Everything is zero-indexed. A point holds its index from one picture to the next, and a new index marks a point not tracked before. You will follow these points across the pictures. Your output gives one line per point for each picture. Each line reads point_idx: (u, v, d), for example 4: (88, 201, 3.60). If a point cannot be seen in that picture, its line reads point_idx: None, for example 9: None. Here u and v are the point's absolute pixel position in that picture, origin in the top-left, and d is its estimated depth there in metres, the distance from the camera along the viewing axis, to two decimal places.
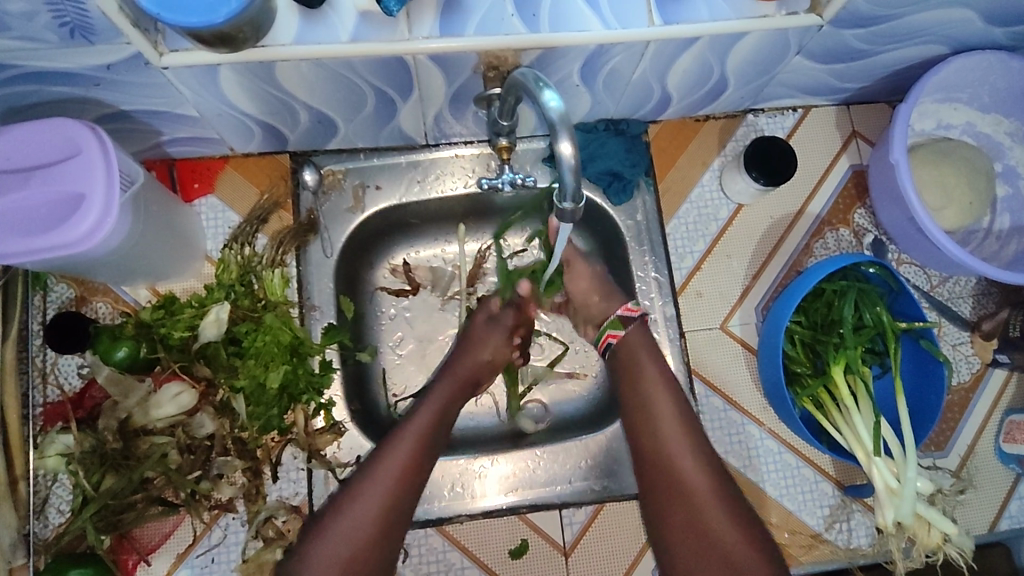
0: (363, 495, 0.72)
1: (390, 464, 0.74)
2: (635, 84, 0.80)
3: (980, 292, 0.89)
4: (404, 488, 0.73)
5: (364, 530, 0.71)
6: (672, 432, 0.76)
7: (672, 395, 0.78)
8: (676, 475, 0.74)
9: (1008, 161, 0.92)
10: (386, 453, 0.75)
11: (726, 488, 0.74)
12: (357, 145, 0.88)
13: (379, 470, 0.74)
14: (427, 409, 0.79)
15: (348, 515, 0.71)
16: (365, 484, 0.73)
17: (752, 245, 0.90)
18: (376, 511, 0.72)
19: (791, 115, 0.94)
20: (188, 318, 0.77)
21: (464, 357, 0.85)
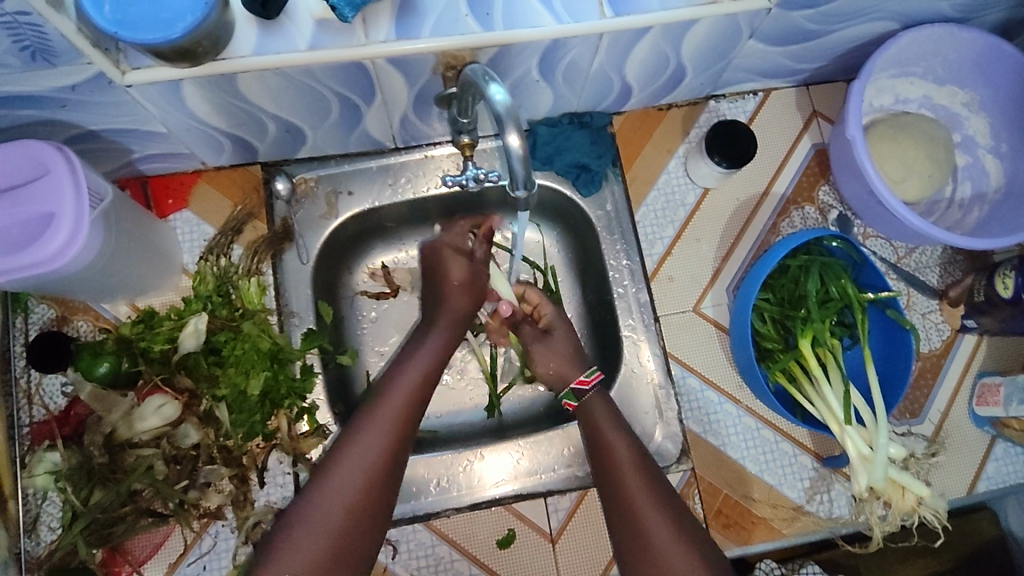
0: (340, 465, 0.68)
1: (372, 433, 0.70)
2: (594, 76, 0.82)
3: (947, 261, 0.91)
4: (392, 457, 0.70)
5: (336, 512, 0.65)
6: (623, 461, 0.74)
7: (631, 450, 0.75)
8: (643, 535, 0.69)
9: (966, 131, 0.94)
10: (369, 414, 0.72)
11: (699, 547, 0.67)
12: (328, 152, 0.90)
13: (358, 437, 0.70)
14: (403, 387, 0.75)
15: (330, 479, 0.67)
16: (351, 447, 0.69)
17: (721, 228, 0.91)
18: (354, 482, 0.67)
19: (752, 99, 0.96)
20: (167, 331, 0.78)
21: (447, 295, 0.85)
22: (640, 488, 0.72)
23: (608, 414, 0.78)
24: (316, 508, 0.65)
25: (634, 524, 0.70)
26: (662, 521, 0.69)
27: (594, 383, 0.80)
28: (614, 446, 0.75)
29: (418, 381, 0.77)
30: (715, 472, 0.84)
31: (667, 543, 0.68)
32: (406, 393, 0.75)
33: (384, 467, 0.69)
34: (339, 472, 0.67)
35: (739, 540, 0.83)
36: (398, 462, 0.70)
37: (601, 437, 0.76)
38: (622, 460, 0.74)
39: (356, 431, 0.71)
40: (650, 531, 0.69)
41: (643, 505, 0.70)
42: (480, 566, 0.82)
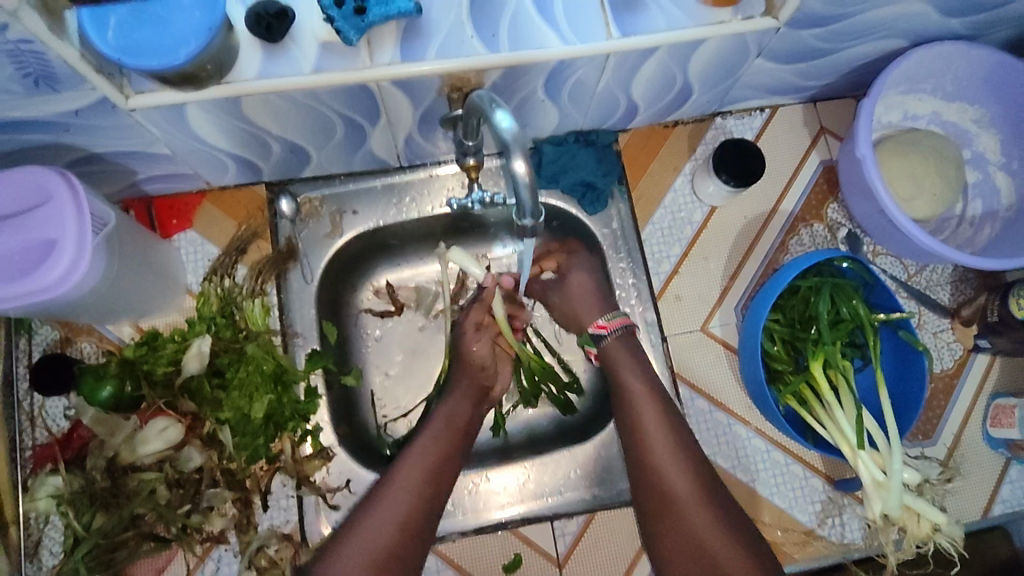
0: (380, 507, 0.71)
1: (410, 477, 0.73)
2: (600, 95, 0.82)
3: (958, 279, 0.89)
4: (427, 498, 0.73)
5: (391, 519, 0.70)
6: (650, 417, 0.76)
7: (660, 412, 0.77)
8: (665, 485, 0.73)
9: (976, 148, 0.92)
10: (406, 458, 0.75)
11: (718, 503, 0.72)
12: (333, 171, 0.89)
13: (396, 485, 0.73)
14: (445, 410, 0.81)
15: (371, 520, 0.70)
16: (389, 491, 0.72)
17: (729, 246, 0.90)
18: (393, 522, 0.70)
19: (759, 116, 0.95)
20: (170, 354, 0.78)
21: (460, 376, 0.85)
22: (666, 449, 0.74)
23: (634, 364, 0.81)
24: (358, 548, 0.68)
25: (657, 473, 0.74)
26: (684, 471, 0.73)
27: (614, 328, 0.83)
28: (640, 400, 0.78)
29: (451, 426, 0.80)
30: None
31: (689, 494, 0.72)
32: (439, 437, 0.78)
33: (422, 508, 0.72)
34: (379, 513, 0.70)
35: None
36: (433, 501, 0.73)
37: (624, 392, 0.79)
38: (651, 413, 0.77)
39: (395, 475, 0.74)
40: (670, 479, 0.73)
41: (665, 454, 0.74)
42: None
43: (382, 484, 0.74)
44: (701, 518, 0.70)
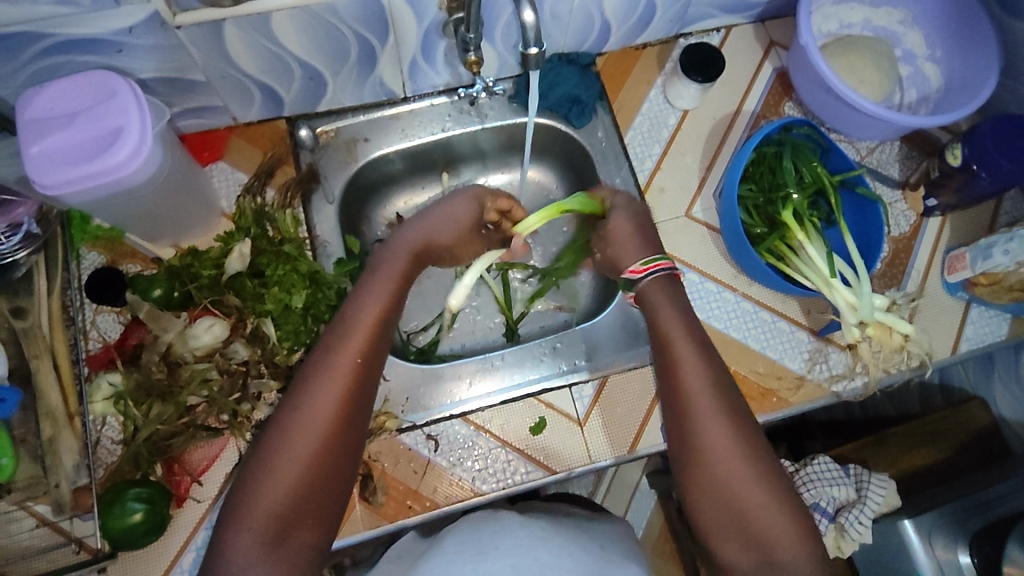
0: (303, 404, 0.68)
1: (349, 346, 0.71)
2: (578, 12, 0.94)
3: (904, 157, 1.02)
4: (365, 365, 0.71)
5: (326, 410, 0.68)
6: (694, 376, 0.72)
7: (706, 380, 0.72)
8: (703, 443, 0.70)
9: (905, 46, 1.05)
10: (336, 344, 0.71)
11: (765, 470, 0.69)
12: (344, 104, 1.00)
13: (329, 366, 0.70)
14: (383, 287, 0.76)
15: (299, 416, 0.67)
16: (315, 380, 0.69)
17: (702, 143, 1.02)
18: (309, 413, 0.67)
19: (716, 36, 1.08)
20: (214, 257, 0.86)
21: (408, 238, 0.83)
22: (713, 417, 0.70)
23: (671, 303, 0.78)
24: (280, 454, 0.65)
25: (689, 433, 0.71)
26: (719, 424, 0.70)
27: (646, 275, 0.80)
28: (684, 366, 0.73)
29: (394, 286, 0.77)
30: (723, 352, 0.92)
31: (726, 449, 0.69)
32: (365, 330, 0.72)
33: (363, 371, 0.71)
34: (297, 414, 0.67)
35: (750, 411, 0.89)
36: (374, 359, 0.73)
37: (676, 352, 0.74)
38: (692, 375, 0.73)
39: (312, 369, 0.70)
40: (708, 459, 0.69)
41: (716, 433, 0.70)
42: (515, 452, 0.87)
43: (320, 351, 0.71)
44: (729, 462, 0.69)
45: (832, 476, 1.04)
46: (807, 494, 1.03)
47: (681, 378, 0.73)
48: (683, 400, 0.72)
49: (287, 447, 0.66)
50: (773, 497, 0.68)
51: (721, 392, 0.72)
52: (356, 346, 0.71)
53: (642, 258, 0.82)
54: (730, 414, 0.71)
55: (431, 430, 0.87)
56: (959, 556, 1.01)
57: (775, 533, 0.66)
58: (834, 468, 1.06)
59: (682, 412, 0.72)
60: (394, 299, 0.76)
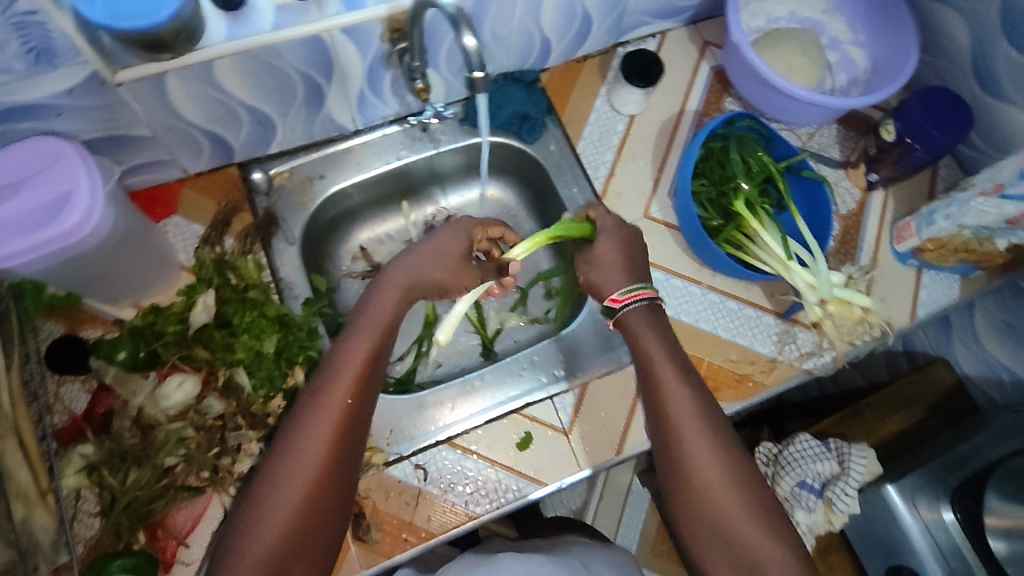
0: (294, 450, 0.67)
1: (335, 390, 0.70)
2: (517, 31, 0.96)
3: (843, 138, 1.06)
4: (353, 408, 0.70)
5: (314, 456, 0.67)
6: (675, 395, 0.75)
7: (690, 399, 0.75)
8: (687, 464, 0.73)
9: (831, 34, 1.10)
10: (325, 386, 0.70)
11: (749, 489, 0.71)
12: (296, 144, 1.00)
13: (316, 412, 0.69)
14: (370, 329, 0.76)
15: (286, 464, 0.67)
16: (304, 424, 0.68)
17: (651, 146, 1.05)
18: (301, 458, 0.67)
19: (652, 41, 1.11)
20: (178, 313, 0.84)
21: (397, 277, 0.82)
22: (697, 437, 0.73)
23: (652, 327, 0.80)
24: (270, 507, 0.65)
25: (675, 453, 0.74)
26: (703, 444, 0.73)
27: (627, 303, 0.81)
28: (668, 386, 0.76)
29: (383, 327, 0.76)
30: (695, 345, 0.93)
31: (711, 469, 0.72)
32: (352, 374, 0.71)
33: (351, 414, 0.70)
34: (288, 461, 0.67)
35: (727, 398, 0.91)
36: (365, 401, 0.72)
37: (657, 371, 0.77)
38: (675, 396, 0.75)
39: (304, 415, 0.69)
40: (690, 480, 0.72)
41: (701, 453, 0.72)
42: (505, 470, 0.86)
43: (309, 396, 0.71)
44: (714, 483, 0.71)
45: (815, 452, 1.08)
46: (791, 474, 1.08)
47: (664, 390, 0.76)
48: (669, 420, 0.75)
49: (275, 495, 0.65)
50: (758, 512, 0.70)
51: (705, 412, 0.75)
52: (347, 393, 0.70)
53: (624, 286, 0.82)
54: (715, 433, 0.73)
55: (419, 459, 0.86)
56: (944, 513, 0.98)
57: (760, 547, 0.69)
58: (816, 444, 1.09)
59: (667, 431, 0.75)
60: (382, 339, 0.76)
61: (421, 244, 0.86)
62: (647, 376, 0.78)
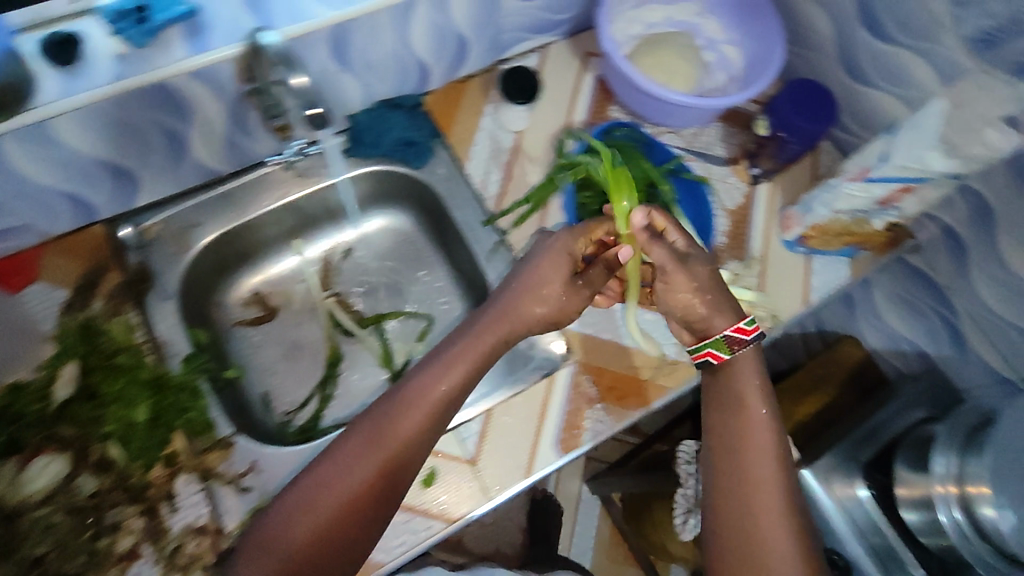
0: (322, 473, 0.70)
1: (384, 442, 0.70)
2: (387, 60, 0.92)
3: (727, 135, 1.07)
4: (397, 461, 0.70)
5: (337, 501, 0.68)
6: (755, 421, 0.77)
7: (773, 436, 0.76)
8: (757, 502, 0.72)
9: (706, 35, 1.10)
10: (377, 436, 0.70)
11: (807, 548, 0.70)
12: (166, 193, 0.95)
13: (356, 460, 0.70)
14: (442, 381, 0.73)
15: (308, 507, 0.68)
16: (341, 469, 0.69)
17: (542, 161, 1.02)
18: (324, 481, 0.69)
19: (533, 57, 1.09)
20: (36, 388, 0.80)
21: (496, 315, 0.77)
22: (771, 474, 0.73)
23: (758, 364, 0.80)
24: (289, 539, 0.67)
25: (743, 488, 0.73)
26: (774, 484, 0.73)
27: (754, 337, 0.80)
28: (754, 419, 0.77)
29: (479, 352, 0.76)
30: (597, 355, 0.92)
31: (774, 512, 0.72)
32: (416, 424, 0.72)
33: (395, 466, 0.70)
34: (314, 480, 0.69)
35: (634, 406, 0.90)
36: (416, 453, 0.72)
37: (742, 385, 0.79)
38: (755, 423, 0.77)
39: (385, 411, 0.72)
40: (755, 525, 0.71)
41: (764, 500, 0.72)
42: (408, 510, 0.83)
43: (360, 440, 0.71)
44: (772, 534, 0.70)
45: None
46: None
47: (742, 395, 0.78)
48: (746, 451, 0.75)
49: (290, 534, 0.67)
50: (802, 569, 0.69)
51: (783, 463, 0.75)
52: (439, 394, 0.73)
53: (747, 316, 0.81)
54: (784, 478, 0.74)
55: None
56: (857, 490, 0.97)
57: None
58: None
59: (740, 460, 0.75)
60: (445, 401, 0.73)
61: (523, 268, 0.79)
62: (719, 401, 0.80)
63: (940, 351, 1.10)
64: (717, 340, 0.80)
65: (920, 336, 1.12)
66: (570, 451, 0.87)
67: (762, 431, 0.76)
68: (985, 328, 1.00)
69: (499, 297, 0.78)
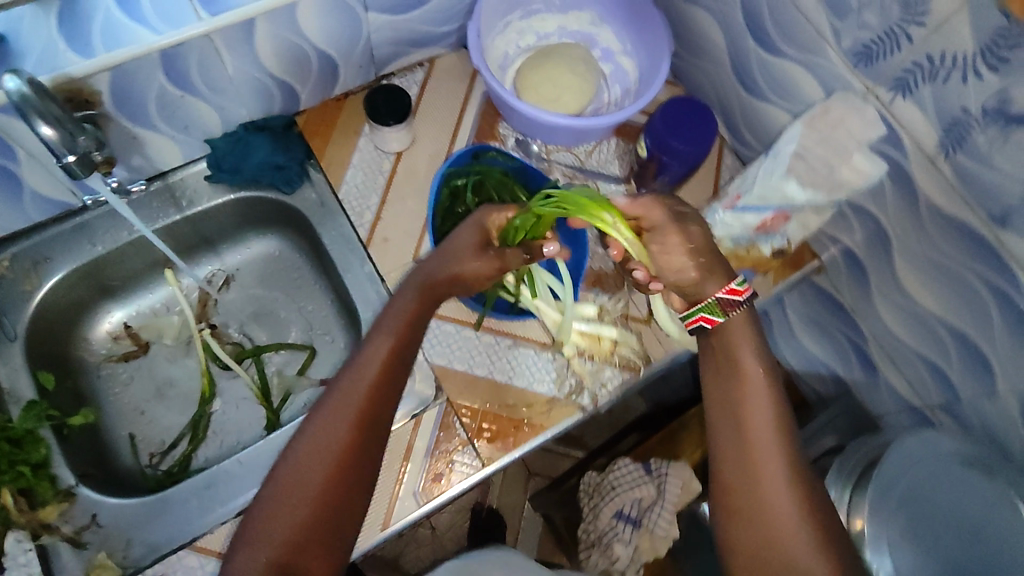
0: (301, 452, 0.63)
1: (348, 405, 0.65)
2: (240, 82, 0.86)
3: (623, 153, 1.01)
4: (365, 421, 0.65)
5: (319, 476, 0.62)
6: (754, 388, 0.65)
7: (775, 401, 0.64)
8: (762, 483, 0.60)
9: (602, 45, 1.05)
10: (335, 407, 0.65)
11: (830, 534, 0.58)
12: (14, 227, 0.88)
13: (322, 430, 0.64)
14: (378, 340, 0.69)
15: (288, 495, 0.61)
16: (310, 445, 0.63)
17: (421, 183, 0.96)
18: (308, 458, 0.62)
19: (419, 71, 1.02)
20: None
21: (432, 281, 0.73)
22: (775, 448, 0.61)
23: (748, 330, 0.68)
24: (273, 532, 0.60)
25: (743, 472, 0.62)
26: (782, 461, 0.61)
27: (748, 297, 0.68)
28: (747, 383, 0.65)
29: (410, 316, 0.71)
30: (469, 396, 0.86)
31: (790, 492, 0.60)
32: (369, 385, 0.66)
33: (363, 425, 0.65)
34: (284, 472, 0.62)
35: (507, 448, 0.84)
36: (382, 411, 0.67)
37: (734, 344, 0.67)
38: (752, 391, 0.65)
39: (343, 378, 0.67)
40: (764, 514, 0.59)
41: (769, 482, 0.60)
42: None
43: (322, 415, 0.65)
44: (784, 521, 0.59)
45: (634, 476, 1.03)
46: (610, 504, 1.03)
47: (736, 361, 0.67)
48: (744, 430, 0.63)
49: (275, 529, 0.60)
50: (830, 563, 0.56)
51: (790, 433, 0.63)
52: (383, 361, 0.68)
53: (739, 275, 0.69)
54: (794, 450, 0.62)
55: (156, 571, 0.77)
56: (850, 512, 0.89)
57: None
58: (635, 468, 1.04)
59: (739, 443, 0.63)
60: (395, 360, 0.69)
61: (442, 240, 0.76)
62: (714, 370, 0.68)
63: (852, 375, 1.03)
64: (709, 303, 0.68)
65: (833, 358, 1.06)
66: (433, 499, 0.82)
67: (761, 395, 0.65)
68: (894, 356, 0.93)
69: (418, 270, 0.75)
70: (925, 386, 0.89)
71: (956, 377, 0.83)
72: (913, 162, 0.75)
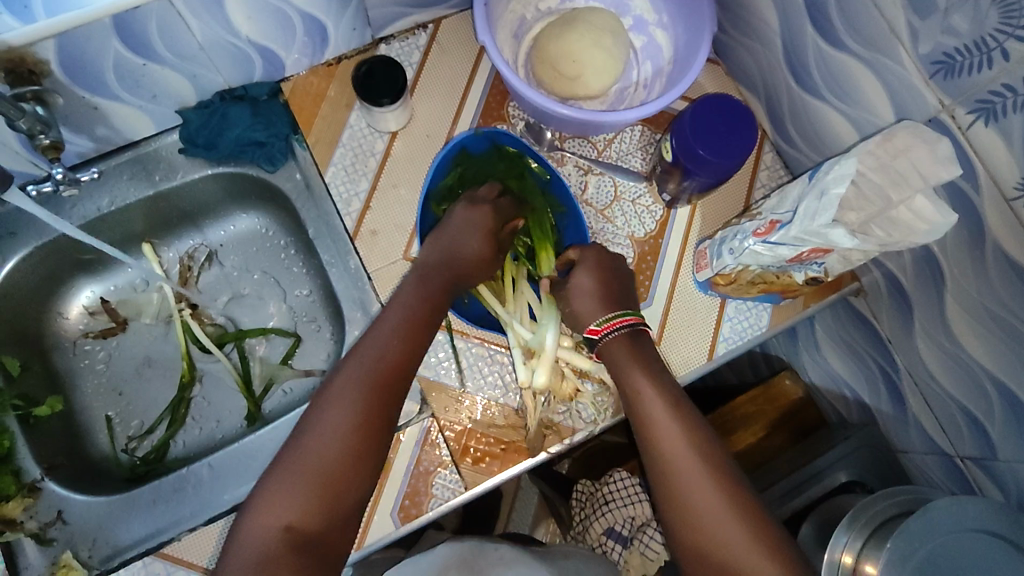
0: (334, 386, 0.65)
1: (371, 363, 0.66)
2: (211, 47, 0.75)
3: (645, 144, 0.90)
4: (390, 379, 0.66)
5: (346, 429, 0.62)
6: (653, 408, 0.69)
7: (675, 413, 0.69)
8: (684, 485, 0.64)
9: (634, 13, 0.91)
10: (358, 365, 0.66)
11: (757, 519, 0.62)
12: None
13: (348, 382, 0.65)
14: (400, 308, 0.71)
15: (315, 445, 0.61)
16: (335, 400, 0.64)
17: (416, 169, 0.87)
18: (333, 408, 0.63)
19: (423, 34, 0.90)
20: None
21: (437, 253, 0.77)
22: (688, 453, 0.66)
23: (632, 354, 0.73)
24: (295, 485, 0.60)
25: (668, 479, 0.66)
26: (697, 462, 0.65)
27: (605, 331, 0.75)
28: (646, 398, 0.70)
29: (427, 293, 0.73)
30: (453, 415, 0.80)
31: (712, 489, 0.64)
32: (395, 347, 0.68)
33: (387, 383, 0.66)
34: (307, 423, 0.63)
35: (491, 472, 0.78)
36: (405, 376, 0.68)
37: (628, 365, 0.73)
38: (652, 408, 0.69)
39: (375, 326, 0.70)
40: (693, 513, 0.63)
41: (694, 480, 0.64)
42: None
43: (347, 372, 0.66)
44: (714, 515, 0.63)
45: (629, 494, 1.00)
46: (602, 519, 0.99)
47: (631, 386, 0.72)
48: (653, 443, 0.68)
49: (297, 480, 0.60)
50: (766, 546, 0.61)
51: (698, 436, 0.67)
52: (404, 328, 0.69)
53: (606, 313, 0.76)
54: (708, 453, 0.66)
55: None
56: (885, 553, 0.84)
57: None
58: (631, 483, 1.01)
59: (656, 459, 0.67)
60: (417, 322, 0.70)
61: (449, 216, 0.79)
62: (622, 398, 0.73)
63: (879, 406, 0.94)
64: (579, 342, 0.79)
65: (857, 381, 0.98)
66: (411, 521, 0.78)
67: (660, 408, 0.69)
68: (927, 396, 0.83)
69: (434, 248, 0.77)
70: (960, 434, 0.80)
71: (996, 435, 0.74)
72: (987, 199, 0.63)
